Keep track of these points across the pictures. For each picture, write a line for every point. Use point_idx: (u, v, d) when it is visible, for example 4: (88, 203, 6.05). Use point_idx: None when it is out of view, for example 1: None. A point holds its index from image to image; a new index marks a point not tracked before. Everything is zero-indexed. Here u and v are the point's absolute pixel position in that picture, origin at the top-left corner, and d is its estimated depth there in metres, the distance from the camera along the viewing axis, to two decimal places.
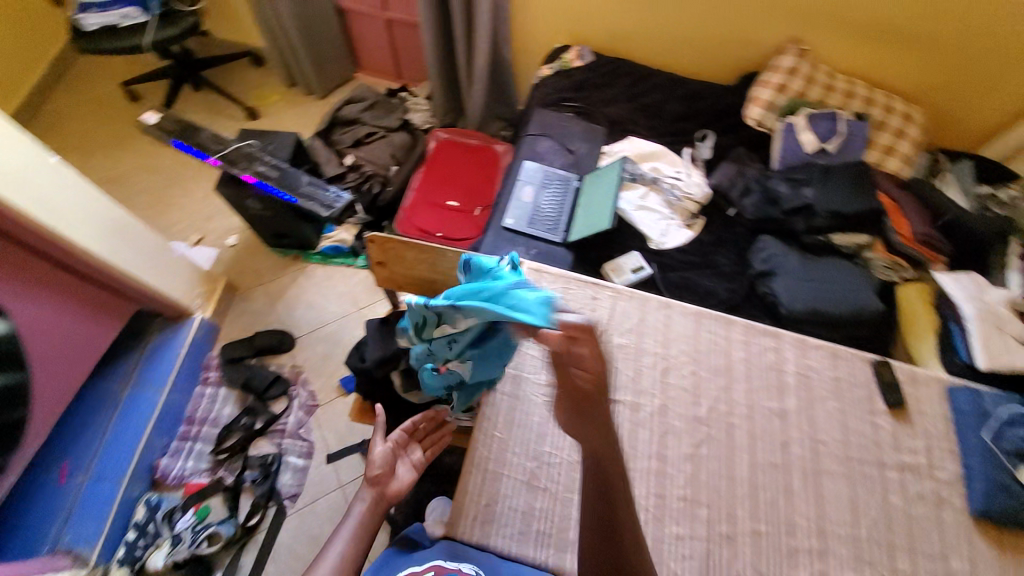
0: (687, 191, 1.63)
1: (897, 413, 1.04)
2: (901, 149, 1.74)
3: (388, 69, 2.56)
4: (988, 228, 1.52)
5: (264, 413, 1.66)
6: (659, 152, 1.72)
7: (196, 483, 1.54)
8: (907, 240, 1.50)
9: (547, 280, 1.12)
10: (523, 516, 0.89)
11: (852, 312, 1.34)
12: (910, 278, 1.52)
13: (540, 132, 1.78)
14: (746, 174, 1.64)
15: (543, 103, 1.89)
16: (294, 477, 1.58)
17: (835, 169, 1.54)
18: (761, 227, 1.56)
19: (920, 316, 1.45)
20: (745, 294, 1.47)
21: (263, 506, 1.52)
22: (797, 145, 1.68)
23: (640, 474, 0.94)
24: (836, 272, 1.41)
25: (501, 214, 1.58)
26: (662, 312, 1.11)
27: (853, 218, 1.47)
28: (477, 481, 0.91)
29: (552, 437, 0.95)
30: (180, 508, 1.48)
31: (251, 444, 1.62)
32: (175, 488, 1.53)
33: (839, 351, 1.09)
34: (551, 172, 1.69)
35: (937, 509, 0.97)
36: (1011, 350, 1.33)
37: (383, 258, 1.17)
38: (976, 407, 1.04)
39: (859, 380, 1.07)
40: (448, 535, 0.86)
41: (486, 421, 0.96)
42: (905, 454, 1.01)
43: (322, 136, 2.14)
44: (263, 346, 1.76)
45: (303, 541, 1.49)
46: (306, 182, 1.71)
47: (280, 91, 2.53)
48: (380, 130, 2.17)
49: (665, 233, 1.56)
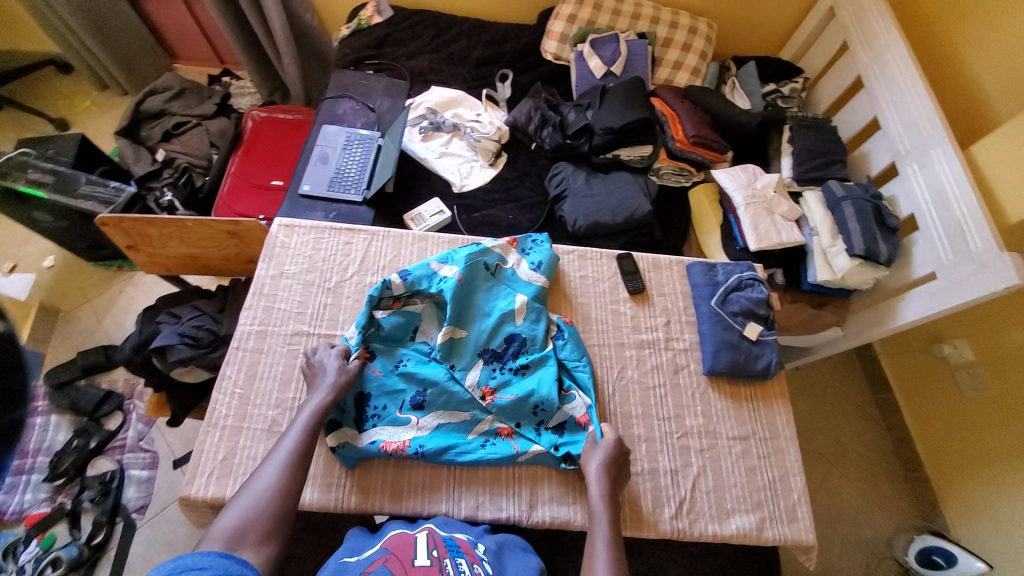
0: (484, 131, 1.64)
1: (638, 297, 1.15)
2: (689, 62, 1.82)
3: (206, 53, 2.30)
4: (756, 120, 1.61)
5: (99, 431, 1.51)
6: (458, 97, 1.72)
7: (37, 513, 1.41)
8: (682, 144, 1.57)
9: (299, 232, 1.16)
10: (262, 463, 0.93)
11: (627, 218, 1.44)
12: (698, 180, 1.64)
13: (338, 94, 1.72)
14: (541, 107, 1.64)
15: (342, 64, 1.85)
16: (139, 489, 1.47)
17: (612, 89, 1.61)
18: (561, 155, 1.61)
19: (707, 213, 1.57)
20: (546, 220, 1.54)
21: (108, 523, 1.41)
22: (589, 72, 1.74)
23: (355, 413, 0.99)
24: (617, 186, 1.50)
25: (299, 181, 1.53)
26: (417, 244, 1.19)
27: (629, 129, 1.52)
28: (215, 439, 0.94)
29: (296, 383, 1.00)
30: (24, 540, 1.37)
31: (88, 465, 1.48)
32: (15, 522, 1.41)
33: (588, 253, 1.19)
34: (352, 132, 1.63)
35: (673, 375, 1.07)
36: (780, 229, 1.43)
37: (128, 242, 1.18)
38: (708, 278, 1.15)
39: (604, 274, 1.17)
40: (181, 495, 0.90)
41: (223, 380, 0.99)
42: (643, 332, 1.11)
43: (127, 135, 1.86)
44: (90, 365, 1.56)
45: (160, 552, 1.41)
46: (84, 183, 1.61)
47: (92, 95, 2.25)
48: (193, 118, 1.91)
49: (467, 175, 1.59)
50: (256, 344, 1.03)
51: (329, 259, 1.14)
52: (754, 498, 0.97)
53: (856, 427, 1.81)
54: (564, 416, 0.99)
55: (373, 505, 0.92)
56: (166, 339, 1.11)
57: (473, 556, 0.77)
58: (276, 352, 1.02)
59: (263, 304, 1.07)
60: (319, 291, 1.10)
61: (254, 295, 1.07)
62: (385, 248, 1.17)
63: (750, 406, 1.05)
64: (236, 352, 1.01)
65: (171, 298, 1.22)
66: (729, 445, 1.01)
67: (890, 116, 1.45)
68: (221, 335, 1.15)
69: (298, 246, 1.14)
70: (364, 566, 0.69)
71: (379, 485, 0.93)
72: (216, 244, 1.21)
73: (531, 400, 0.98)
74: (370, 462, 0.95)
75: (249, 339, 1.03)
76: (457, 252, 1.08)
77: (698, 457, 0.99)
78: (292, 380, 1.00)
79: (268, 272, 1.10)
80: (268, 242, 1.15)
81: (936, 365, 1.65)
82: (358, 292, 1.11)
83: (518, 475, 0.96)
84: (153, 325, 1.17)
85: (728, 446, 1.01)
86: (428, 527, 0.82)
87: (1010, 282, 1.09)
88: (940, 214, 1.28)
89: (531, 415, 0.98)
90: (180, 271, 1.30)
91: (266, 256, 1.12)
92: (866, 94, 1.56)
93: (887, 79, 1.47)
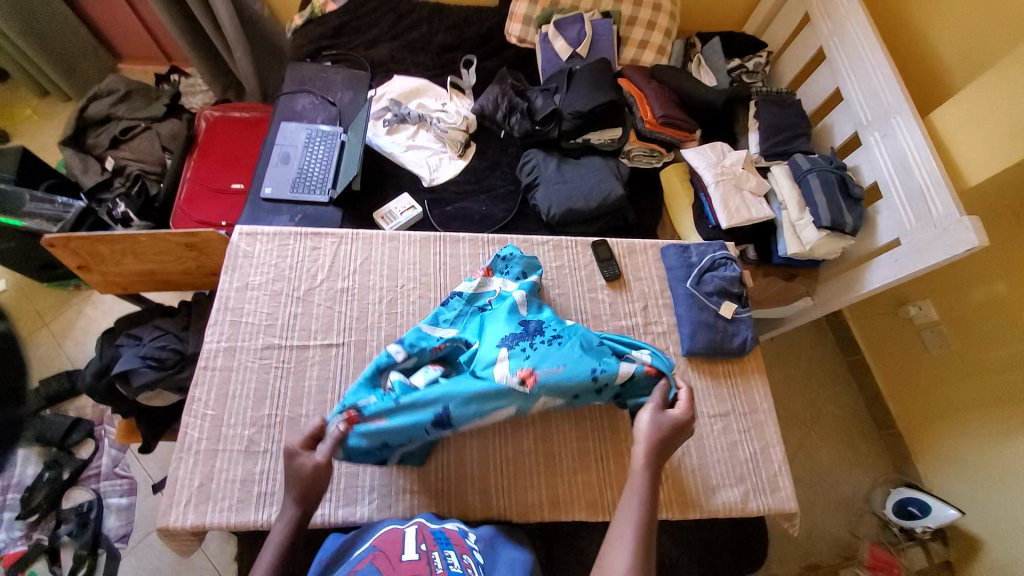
0: (451, 121, 1.60)
1: (615, 284, 1.15)
2: (654, 40, 1.80)
3: (150, 51, 2.16)
4: (723, 97, 1.61)
5: (72, 461, 1.46)
6: (422, 87, 1.67)
7: (14, 553, 1.35)
8: (651, 125, 1.56)
9: (262, 240, 1.13)
10: (242, 485, 0.92)
11: (601, 203, 1.43)
12: (668, 161, 1.64)
13: (296, 89, 1.65)
14: (507, 93, 1.60)
15: (298, 57, 1.76)
16: (120, 517, 1.42)
17: (578, 71, 1.59)
18: (531, 142, 1.58)
19: (679, 193, 1.58)
20: (519, 210, 1.52)
21: (90, 556, 1.37)
22: (554, 54, 1.71)
23: None
24: (588, 172, 1.49)
25: (260, 184, 1.47)
26: (388, 246, 1.17)
27: (597, 112, 1.51)
28: (190, 464, 0.93)
29: (271, 399, 0.99)
30: None
31: (61, 497, 1.42)
32: None
33: (563, 242, 1.19)
34: (313, 129, 1.57)
35: None
36: (749, 205, 1.45)
37: (79, 262, 1.12)
38: (683, 260, 1.17)
39: (580, 263, 1.17)
40: (161, 526, 0.88)
41: (194, 403, 0.97)
42: (622, 318, 1.12)
43: (73, 144, 1.74)
44: (53, 393, 1.53)
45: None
46: (29, 201, 1.55)
47: (31, 103, 2.09)
48: (142, 122, 1.79)
49: (436, 168, 1.56)
50: (225, 362, 1.01)
51: (296, 267, 1.12)
52: (737, 472, 1.00)
53: (830, 393, 1.88)
54: (630, 370, 0.94)
55: (359, 515, 0.92)
56: (129, 363, 1.07)
57: (463, 547, 0.77)
58: (247, 369, 1.01)
59: (230, 319, 1.05)
60: (288, 302, 1.08)
61: (219, 311, 1.05)
62: (354, 252, 1.15)
63: (729, 382, 1.08)
64: (204, 372, 0.99)
65: (131, 318, 1.17)
66: (711, 423, 1.03)
67: (852, 87, 1.47)
68: (188, 353, 1.12)
69: (261, 256, 1.11)
70: (353, 565, 0.69)
71: (366, 494, 0.94)
72: (174, 257, 1.16)
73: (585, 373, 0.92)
74: (352, 473, 0.95)
75: (217, 357, 1.01)
76: (447, 308, 1.05)
77: (682, 437, 1.01)
78: (266, 397, 0.99)
79: (232, 286, 1.07)
80: (229, 254, 1.11)
81: (902, 326, 1.72)
82: (328, 300, 1.09)
83: (505, 471, 0.99)
84: (113, 348, 1.12)
85: (710, 424, 1.03)
86: (418, 522, 0.82)
87: (969, 245, 1.13)
88: (901, 182, 1.32)
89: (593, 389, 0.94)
90: (140, 288, 1.25)
91: (228, 268, 1.09)
92: (828, 65, 1.58)
93: (848, 50, 1.49)
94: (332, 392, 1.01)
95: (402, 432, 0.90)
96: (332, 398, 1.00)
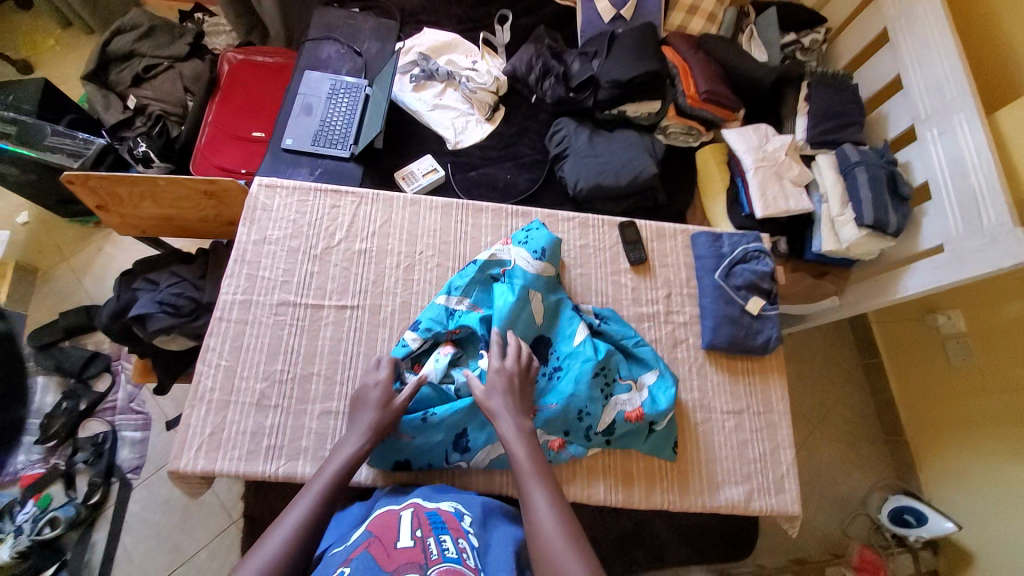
0: (481, 81, 1.52)
1: (639, 268, 1.11)
2: (706, 6, 1.67)
3: None
4: (773, 76, 1.50)
5: (88, 393, 1.50)
6: (453, 41, 1.58)
7: (31, 474, 1.42)
8: (692, 101, 1.47)
9: (282, 194, 1.10)
10: (251, 437, 0.93)
11: (630, 181, 1.37)
12: (705, 141, 1.55)
13: (322, 35, 1.57)
14: (543, 55, 1.51)
15: (326, 1, 1.67)
16: (133, 450, 1.48)
17: (621, 36, 1.48)
18: (562, 110, 1.50)
19: (714, 176, 1.49)
20: (544, 181, 1.47)
21: (103, 484, 1.43)
22: (596, 16, 1.59)
23: (346, 387, 0.98)
24: (620, 147, 1.42)
25: (281, 134, 1.43)
26: (409, 210, 1.14)
27: (636, 83, 1.42)
28: (202, 413, 0.94)
29: (284, 354, 0.99)
30: (20, 500, 1.39)
31: (78, 427, 1.48)
32: (9, 483, 1.43)
33: (589, 220, 1.14)
34: (337, 80, 1.50)
35: (670, 349, 1.06)
36: (788, 195, 1.37)
37: (99, 203, 1.10)
38: (713, 250, 1.11)
39: (604, 243, 1.13)
40: (172, 469, 0.91)
41: (208, 352, 0.97)
42: (643, 305, 1.09)
43: (94, 81, 1.69)
44: (72, 325, 1.55)
45: (156, 511, 1.44)
46: (51, 134, 1.55)
47: (55, 33, 2.05)
48: (164, 60, 1.72)
49: (461, 131, 1.49)
50: (240, 314, 1.00)
51: (315, 224, 1.09)
52: (743, 471, 0.98)
53: (844, 394, 1.84)
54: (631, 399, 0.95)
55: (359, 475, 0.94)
56: (145, 307, 1.07)
57: (459, 531, 0.74)
58: (262, 323, 1.00)
59: (246, 272, 1.04)
60: (305, 259, 1.06)
61: (236, 263, 1.04)
62: (374, 213, 1.12)
63: (746, 380, 1.04)
64: (219, 323, 0.99)
65: (148, 262, 1.16)
66: (723, 419, 1.01)
67: (913, 76, 1.35)
68: (203, 302, 1.12)
69: (280, 210, 1.09)
70: (347, 554, 0.68)
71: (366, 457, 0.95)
72: (194, 204, 1.14)
73: (577, 408, 0.92)
74: None
75: (233, 309, 1.01)
76: (461, 275, 1.03)
77: (691, 430, 1.00)
78: (280, 352, 0.99)
79: (249, 239, 1.06)
80: (248, 205, 1.09)
81: (927, 335, 1.65)
82: (346, 260, 1.08)
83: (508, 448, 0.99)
84: (130, 291, 1.12)
85: (722, 420, 1.01)
86: (414, 501, 0.81)
87: (1021, 259, 1.05)
88: (955, 184, 1.23)
89: (578, 423, 0.92)
90: (159, 233, 1.24)
91: (246, 219, 1.07)
92: (893, 48, 1.45)
93: (914, 34, 1.36)
94: (345, 354, 1.01)
95: (424, 449, 0.92)
96: (344, 360, 1.00)
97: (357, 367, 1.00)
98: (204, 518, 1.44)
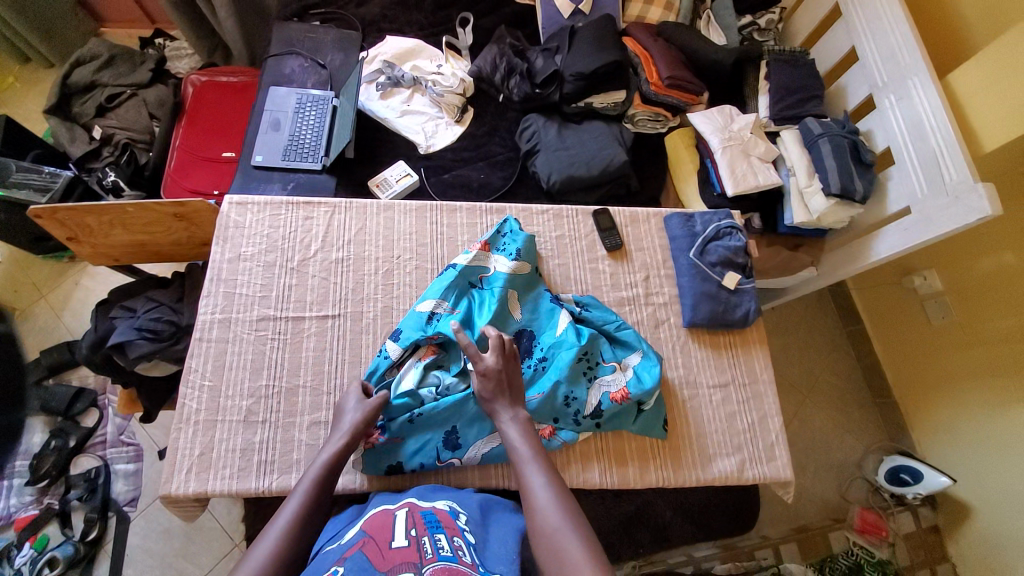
0: (447, 84, 1.53)
1: (616, 254, 1.13)
2: None
3: (132, 13, 2.06)
4: (732, 58, 1.53)
5: (77, 429, 1.48)
6: (416, 47, 1.59)
7: (25, 516, 1.39)
8: (656, 87, 1.49)
9: (253, 210, 1.10)
10: (241, 454, 0.92)
11: (603, 170, 1.38)
12: (673, 126, 1.58)
13: (284, 50, 1.57)
14: (506, 53, 1.53)
15: (285, 16, 1.67)
16: (127, 483, 1.46)
17: (580, 29, 1.50)
18: (530, 106, 1.52)
19: (684, 159, 1.52)
20: (518, 177, 1.48)
21: (100, 519, 1.40)
22: (555, 12, 1.61)
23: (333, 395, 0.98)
24: (590, 138, 1.44)
25: (250, 152, 1.42)
26: (383, 215, 1.14)
27: (599, 74, 1.44)
28: (190, 435, 0.93)
29: (268, 368, 0.98)
30: (16, 544, 1.36)
31: (70, 464, 1.45)
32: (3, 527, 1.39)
33: (563, 211, 1.16)
34: (303, 94, 1.50)
35: (653, 330, 1.07)
36: (756, 171, 1.40)
37: (68, 234, 1.09)
38: (687, 229, 1.13)
39: (580, 232, 1.14)
40: (163, 494, 0.89)
41: (191, 374, 0.96)
42: (623, 289, 1.10)
43: (58, 113, 1.68)
44: (55, 362, 1.52)
45: (156, 540, 1.42)
46: (17, 170, 1.49)
47: (12, 70, 2.01)
48: (127, 88, 1.71)
49: (432, 135, 1.50)
50: (221, 333, 1.00)
51: (289, 237, 1.09)
52: (734, 442, 1.00)
53: (830, 362, 1.88)
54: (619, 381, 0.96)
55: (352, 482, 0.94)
56: (123, 334, 1.05)
57: (454, 530, 0.74)
58: (243, 340, 1.00)
59: (223, 290, 1.03)
60: (281, 273, 1.06)
61: (212, 283, 1.03)
62: (347, 221, 1.12)
63: (730, 353, 1.07)
64: (200, 343, 0.99)
65: (125, 289, 1.15)
66: (710, 393, 1.03)
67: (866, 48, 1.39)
68: (183, 325, 1.10)
69: (253, 226, 1.09)
70: (340, 554, 0.67)
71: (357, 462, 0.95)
72: (166, 229, 1.13)
73: (563, 395, 0.93)
74: None
75: (213, 329, 1.00)
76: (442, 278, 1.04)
77: (680, 407, 1.01)
78: (263, 367, 0.98)
79: (224, 258, 1.05)
80: (220, 223, 1.08)
81: (905, 296, 1.69)
82: (323, 270, 1.08)
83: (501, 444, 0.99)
84: (108, 320, 1.11)
85: (709, 394, 1.03)
86: (408, 502, 0.81)
87: (983, 213, 1.09)
88: (915, 147, 1.26)
89: (566, 409, 0.94)
90: (133, 260, 1.22)
91: (219, 238, 1.07)
92: (843, 22, 1.49)
93: (864, 6, 1.40)
94: (329, 363, 1.01)
95: (414, 448, 0.93)
96: (329, 369, 1.00)
97: (343, 374, 1.00)
98: (206, 543, 1.42)
